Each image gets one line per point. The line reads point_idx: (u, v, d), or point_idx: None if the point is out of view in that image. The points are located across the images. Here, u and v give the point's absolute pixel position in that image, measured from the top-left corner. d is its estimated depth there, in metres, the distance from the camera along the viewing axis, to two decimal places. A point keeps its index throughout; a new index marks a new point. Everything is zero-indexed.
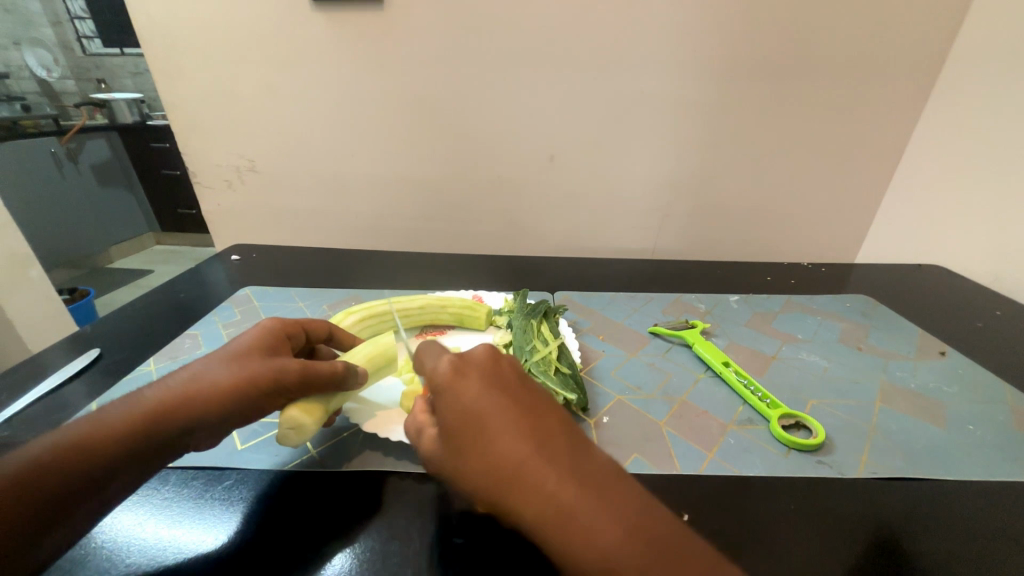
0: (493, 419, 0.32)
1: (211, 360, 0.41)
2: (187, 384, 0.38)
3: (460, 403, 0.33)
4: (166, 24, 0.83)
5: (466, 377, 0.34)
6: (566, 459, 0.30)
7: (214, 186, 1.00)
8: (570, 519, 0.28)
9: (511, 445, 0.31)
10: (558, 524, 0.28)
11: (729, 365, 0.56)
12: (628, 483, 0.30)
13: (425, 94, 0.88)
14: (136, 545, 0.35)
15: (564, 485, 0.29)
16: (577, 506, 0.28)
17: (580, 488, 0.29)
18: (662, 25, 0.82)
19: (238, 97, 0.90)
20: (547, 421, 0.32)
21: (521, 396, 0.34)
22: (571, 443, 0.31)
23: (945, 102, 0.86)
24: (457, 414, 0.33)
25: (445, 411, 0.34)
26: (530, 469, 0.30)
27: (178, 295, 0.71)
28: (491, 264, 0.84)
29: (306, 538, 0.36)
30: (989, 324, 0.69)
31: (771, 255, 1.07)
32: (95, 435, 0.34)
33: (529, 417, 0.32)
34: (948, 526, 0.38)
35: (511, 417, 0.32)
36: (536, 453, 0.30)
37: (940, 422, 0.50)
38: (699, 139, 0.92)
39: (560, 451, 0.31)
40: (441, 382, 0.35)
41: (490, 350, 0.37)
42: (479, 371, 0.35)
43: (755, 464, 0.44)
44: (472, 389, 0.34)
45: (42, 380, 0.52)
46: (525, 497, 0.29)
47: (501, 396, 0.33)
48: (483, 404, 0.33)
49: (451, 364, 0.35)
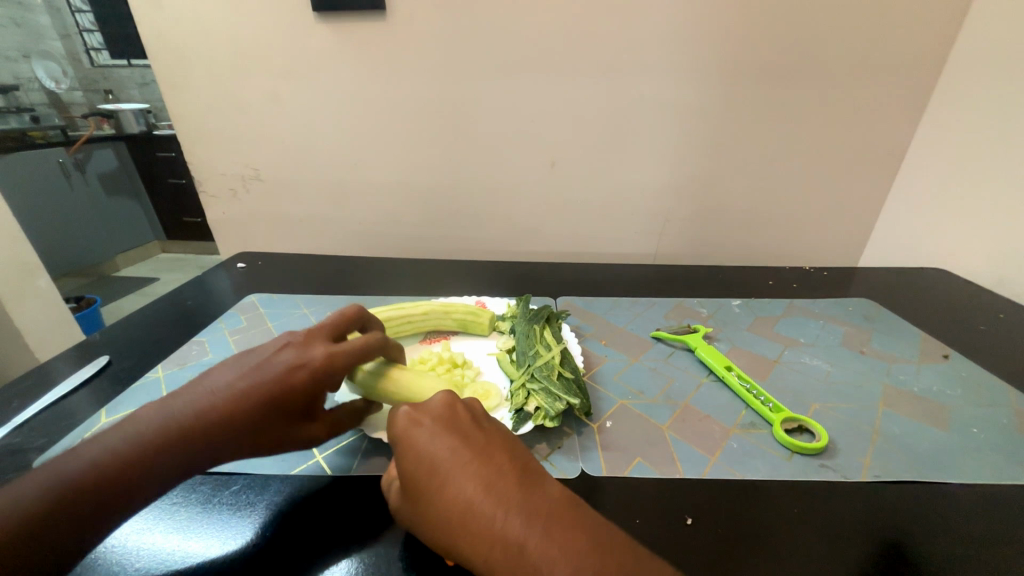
0: (444, 466, 0.34)
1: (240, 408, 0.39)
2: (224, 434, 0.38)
3: (414, 450, 0.36)
4: (174, 37, 0.85)
5: (419, 425, 0.37)
6: (515, 496, 0.33)
7: (220, 195, 1.01)
8: (521, 553, 0.30)
9: (463, 490, 0.33)
10: (511, 561, 0.30)
11: (731, 369, 0.56)
12: (574, 506, 0.33)
13: (427, 101, 0.89)
14: (145, 550, 0.36)
15: (513, 521, 0.32)
16: (528, 541, 0.31)
17: (530, 523, 0.31)
18: (662, 33, 0.83)
19: (244, 106, 0.91)
20: (496, 460, 0.35)
21: (471, 439, 0.36)
22: (518, 479, 0.34)
23: (946, 106, 0.87)
24: (413, 461, 0.35)
25: (400, 460, 0.36)
26: (480, 507, 0.32)
27: (185, 303, 0.72)
28: (493, 270, 0.84)
29: (313, 542, 0.37)
30: (992, 326, 0.69)
31: (773, 258, 1.07)
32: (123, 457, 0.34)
33: (479, 459, 0.35)
34: (950, 527, 0.39)
35: (462, 460, 0.35)
36: (486, 495, 0.33)
37: (943, 425, 0.50)
38: (700, 145, 0.93)
39: (508, 490, 0.33)
40: (397, 430, 0.37)
41: (447, 397, 0.40)
42: (433, 417, 0.38)
43: (758, 468, 0.44)
44: (425, 437, 0.36)
45: (53, 388, 0.53)
46: (477, 535, 0.32)
47: (453, 441, 0.36)
48: (436, 453, 0.35)
49: (407, 414, 0.38)
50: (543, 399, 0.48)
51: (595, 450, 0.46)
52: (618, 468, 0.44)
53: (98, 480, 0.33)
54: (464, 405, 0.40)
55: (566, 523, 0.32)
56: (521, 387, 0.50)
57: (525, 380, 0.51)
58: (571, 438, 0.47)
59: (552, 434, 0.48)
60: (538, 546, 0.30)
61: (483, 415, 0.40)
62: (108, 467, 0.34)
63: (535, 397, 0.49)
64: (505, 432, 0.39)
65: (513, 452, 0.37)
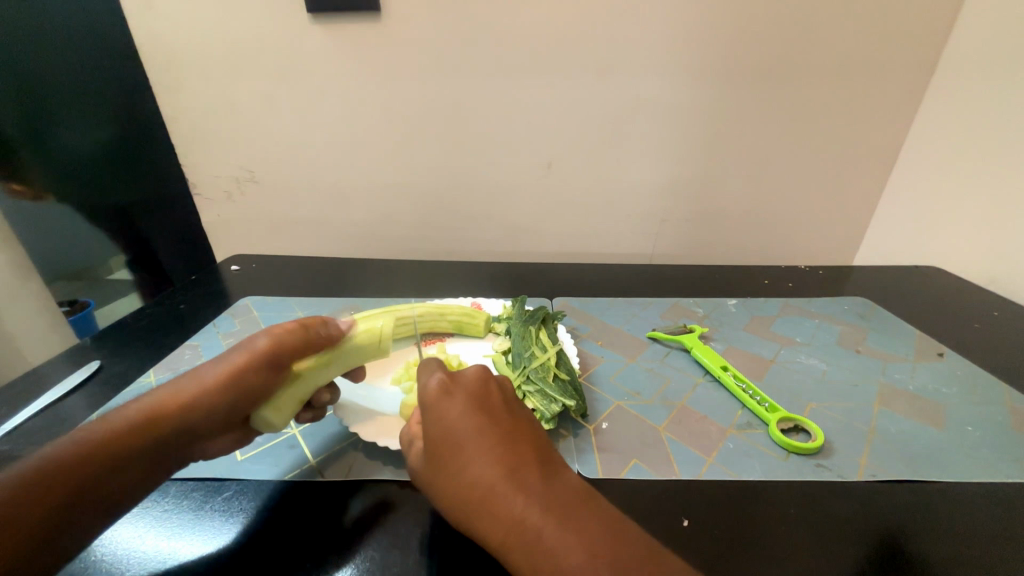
0: (471, 444, 0.34)
1: (207, 364, 0.43)
2: (184, 380, 0.41)
3: (442, 423, 0.35)
4: (167, 39, 0.84)
5: (451, 397, 0.36)
6: (536, 485, 0.33)
7: (214, 198, 1.00)
8: (536, 541, 0.31)
9: (487, 470, 0.33)
10: (525, 545, 0.31)
11: (727, 369, 0.56)
12: (593, 502, 0.33)
13: (421, 103, 0.89)
14: (136, 557, 0.36)
15: (533, 509, 0.32)
16: (545, 530, 0.31)
17: (549, 513, 0.32)
18: (657, 34, 0.83)
19: (237, 108, 0.90)
20: (520, 446, 0.35)
21: (499, 420, 0.36)
22: (540, 467, 0.34)
23: (939, 105, 0.87)
24: (440, 434, 0.35)
25: (427, 430, 0.36)
26: (502, 491, 0.32)
27: (178, 306, 0.71)
28: (489, 272, 0.84)
29: (309, 548, 0.36)
30: (987, 325, 0.70)
31: (769, 257, 1.07)
32: (81, 445, 0.35)
33: (505, 441, 0.35)
34: (947, 525, 0.39)
35: (488, 442, 0.34)
36: (508, 479, 0.33)
37: (939, 423, 0.50)
38: (696, 146, 0.93)
39: (530, 476, 0.33)
40: (427, 399, 0.36)
41: (480, 371, 0.39)
42: (464, 391, 0.37)
43: (754, 468, 0.44)
44: (455, 411, 0.36)
45: (44, 392, 0.53)
46: (496, 517, 0.32)
47: (481, 421, 0.35)
48: (463, 429, 0.35)
49: (439, 384, 0.37)
50: (538, 401, 0.48)
51: (592, 451, 0.46)
52: (615, 470, 0.44)
53: (61, 471, 0.34)
54: (495, 382, 0.39)
55: (585, 515, 0.32)
56: (517, 389, 0.50)
57: (521, 382, 0.51)
58: (567, 440, 0.47)
59: (548, 436, 0.48)
60: (555, 537, 0.31)
61: (511, 397, 0.39)
62: (73, 459, 0.34)
63: (531, 399, 0.49)
64: (529, 415, 0.39)
65: (536, 440, 0.36)
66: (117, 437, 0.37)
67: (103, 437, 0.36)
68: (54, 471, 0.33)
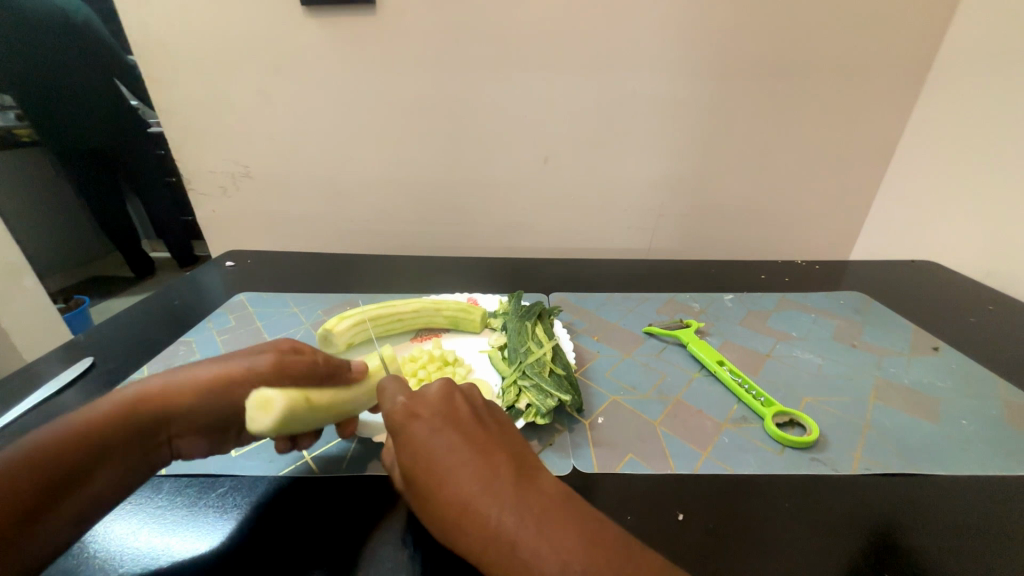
0: (442, 463, 0.34)
1: (202, 363, 0.42)
2: (171, 382, 0.40)
3: (413, 447, 0.35)
4: (159, 32, 0.83)
5: (418, 418, 0.36)
6: (511, 494, 0.32)
7: (209, 194, 0.99)
8: (516, 553, 0.30)
9: (458, 488, 0.33)
10: (505, 558, 0.30)
11: (723, 364, 0.56)
12: (570, 505, 0.33)
13: (418, 97, 0.88)
14: (129, 553, 0.36)
15: (509, 521, 0.31)
16: (522, 541, 0.30)
17: (525, 524, 0.31)
18: (655, 27, 0.82)
19: (231, 103, 0.89)
20: (493, 458, 0.35)
21: (469, 435, 0.36)
22: (515, 477, 0.34)
23: (936, 100, 0.87)
24: (413, 457, 0.35)
25: (401, 454, 0.36)
26: (477, 506, 0.32)
27: (173, 302, 0.70)
28: (486, 267, 0.84)
29: (305, 542, 0.37)
30: (983, 319, 0.70)
31: (766, 252, 1.07)
32: (60, 436, 0.34)
33: (476, 455, 0.34)
34: (939, 517, 0.39)
35: (460, 459, 0.34)
36: (483, 493, 0.32)
37: (934, 417, 0.50)
38: (693, 140, 0.92)
39: (504, 488, 0.33)
40: (396, 421, 0.36)
41: (444, 387, 0.39)
42: (431, 409, 0.37)
43: (749, 462, 0.44)
44: (423, 432, 0.35)
45: (36, 388, 0.52)
46: (476, 534, 0.32)
47: (451, 438, 0.35)
48: (433, 449, 0.34)
49: (404, 406, 0.37)
50: (534, 396, 0.48)
51: (587, 447, 0.46)
52: (610, 465, 0.44)
53: (56, 454, 0.33)
54: (462, 395, 0.39)
55: (563, 522, 0.31)
56: (512, 384, 0.50)
57: (516, 377, 0.50)
58: (563, 435, 0.47)
59: (544, 432, 0.48)
60: (532, 545, 0.30)
61: (481, 408, 0.39)
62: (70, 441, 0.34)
63: (527, 394, 0.49)
64: (505, 424, 0.39)
65: (510, 450, 0.36)
66: (97, 428, 0.35)
67: (95, 422, 0.35)
68: (55, 452, 0.33)
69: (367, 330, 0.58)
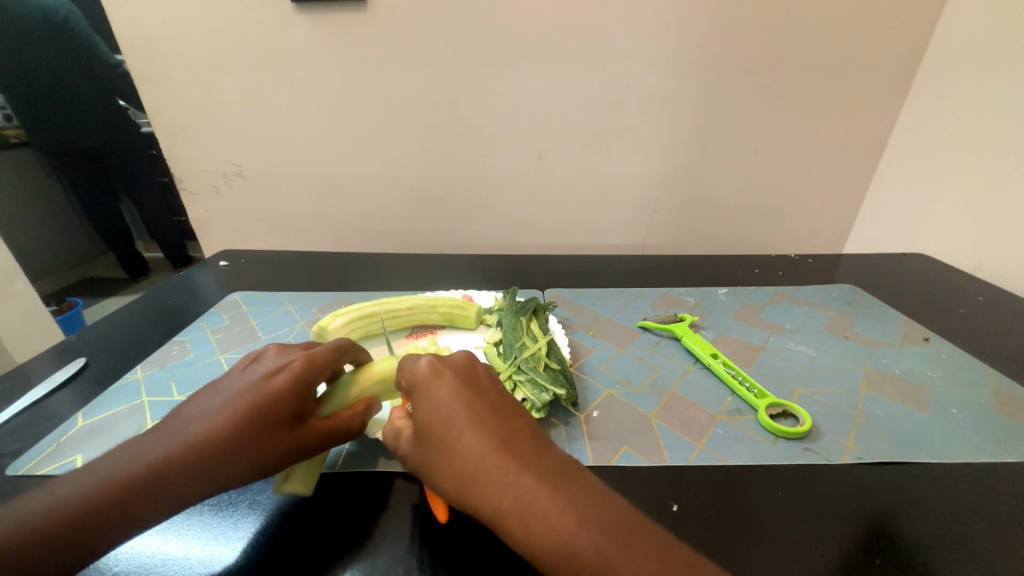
0: (461, 417, 0.35)
1: (237, 433, 0.36)
2: (207, 449, 0.35)
3: (433, 400, 0.36)
4: (149, 32, 0.82)
5: (441, 376, 0.38)
6: (527, 451, 0.33)
7: (201, 193, 0.98)
8: (530, 502, 0.31)
9: (476, 440, 0.34)
10: (518, 506, 0.31)
11: (716, 357, 0.56)
12: (584, 470, 0.34)
13: (411, 95, 0.88)
14: (123, 554, 0.35)
15: (525, 473, 0.32)
16: (537, 491, 0.31)
17: (540, 476, 0.32)
18: (646, 24, 0.82)
19: (223, 102, 0.89)
20: (510, 419, 0.36)
21: (488, 398, 0.37)
22: (531, 439, 0.35)
23: (926, 94, 0.87)
24: (431, 411, 0.36)
25: (418, 409, 0.36)
26: (493, 458, 0.33)
27: (166, 301, 0.70)
28: (481, 264, 0.84)
29: (299, 539, 0.37)
30: (972, 310, 0.71)
31: (759, 247, 1.07)
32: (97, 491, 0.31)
33: (495, 414, 0.36)
34: (929, 503, 0.40)
35: (480, 415, 0.35)
36: (499, 447, 0.33)
37: (924, 406, 0.51)
38: (686, 135, 0.93)
39: (521, 445, 0.34)
40: (418, 378, 0.38)
41: (468, 356, 0.41)
42: (454, 371, 0.38)
43: (743, 453, 0.44)
44: (445, 389, 0.37)
45: (28, 390, 0.52)
46: (489, 484, 0.32)
47: (471, 397, 0.36)
48: (453, 405, 0.35)
49: (430, 364, 0.39)
50: (529, 390, 0.48)
51: (582, 440, 0.46)
52: (605, 457, 0.44)
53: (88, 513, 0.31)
54: (482, 366, 0.41)
55: (576, 481, 0.32)
56: (507, 378, 0.50)
57: (511, 372, 0.51)
58: (558, 430, 0.47)
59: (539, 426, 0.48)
60: (548, 494, 0.31)
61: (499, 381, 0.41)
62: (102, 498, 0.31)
63: (522, 389, 0.49)
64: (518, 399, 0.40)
65: (525, 416, 0.37)
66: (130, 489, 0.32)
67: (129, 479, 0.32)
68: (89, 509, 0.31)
69: (362, 327, 0.58)
